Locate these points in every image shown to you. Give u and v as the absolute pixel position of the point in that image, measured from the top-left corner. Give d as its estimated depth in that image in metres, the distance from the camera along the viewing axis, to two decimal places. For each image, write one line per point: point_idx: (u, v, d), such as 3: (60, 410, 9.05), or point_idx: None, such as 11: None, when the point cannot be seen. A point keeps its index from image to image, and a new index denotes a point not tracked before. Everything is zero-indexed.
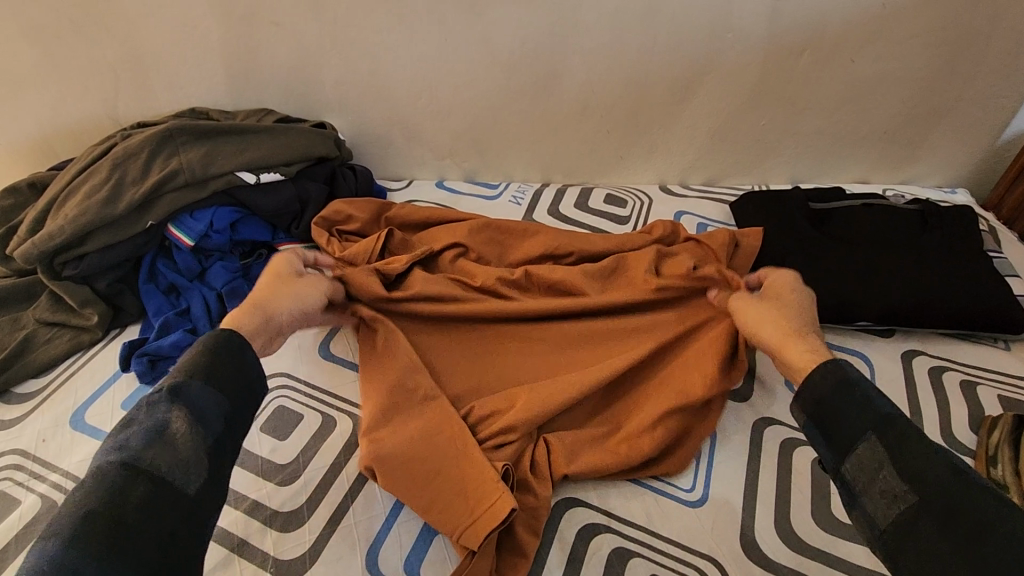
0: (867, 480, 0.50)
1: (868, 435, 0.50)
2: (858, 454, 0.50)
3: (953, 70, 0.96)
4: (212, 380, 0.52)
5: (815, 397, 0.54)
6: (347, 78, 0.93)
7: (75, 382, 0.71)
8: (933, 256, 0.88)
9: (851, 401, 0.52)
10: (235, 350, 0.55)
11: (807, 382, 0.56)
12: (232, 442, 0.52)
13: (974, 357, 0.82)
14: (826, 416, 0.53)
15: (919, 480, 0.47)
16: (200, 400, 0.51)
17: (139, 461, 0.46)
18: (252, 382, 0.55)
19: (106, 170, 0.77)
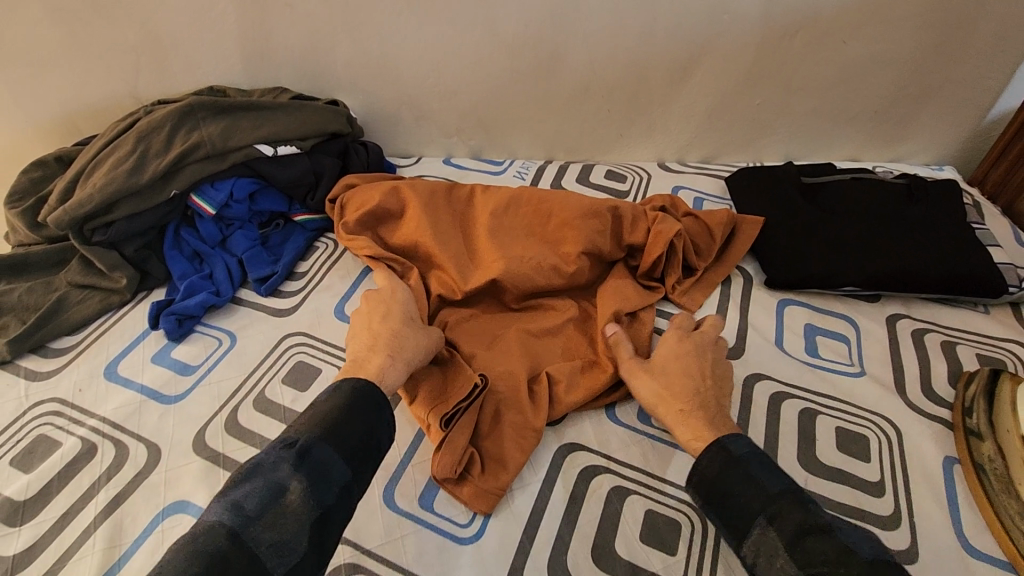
0: (766, 565, 0.52)
1: (757, 519, 0.53)
2: (754, 538, 0.53)
3: (941, 52, 1.00)
4: (335, 447, 0.54)
5: (706, 481, 0.58)
6: (358, 58, 0.97)
7: (107, 339, 0.75)
8: (918, 226, 0.92)
9: (740, 484, 0.56)
10: (366, 410, 0.58)
11: (697, 464, 0.59)
12: (343, 512, 0.52)
13: (954, 319, 0.86)
14: (716, 500, 0.57)
15: (808, 561, 0.49)
16: (322, 464, 0.52)
17: (247, 527, 0.47)
18: (372, 448, 0.56)
19: (130, 143, 0.80)
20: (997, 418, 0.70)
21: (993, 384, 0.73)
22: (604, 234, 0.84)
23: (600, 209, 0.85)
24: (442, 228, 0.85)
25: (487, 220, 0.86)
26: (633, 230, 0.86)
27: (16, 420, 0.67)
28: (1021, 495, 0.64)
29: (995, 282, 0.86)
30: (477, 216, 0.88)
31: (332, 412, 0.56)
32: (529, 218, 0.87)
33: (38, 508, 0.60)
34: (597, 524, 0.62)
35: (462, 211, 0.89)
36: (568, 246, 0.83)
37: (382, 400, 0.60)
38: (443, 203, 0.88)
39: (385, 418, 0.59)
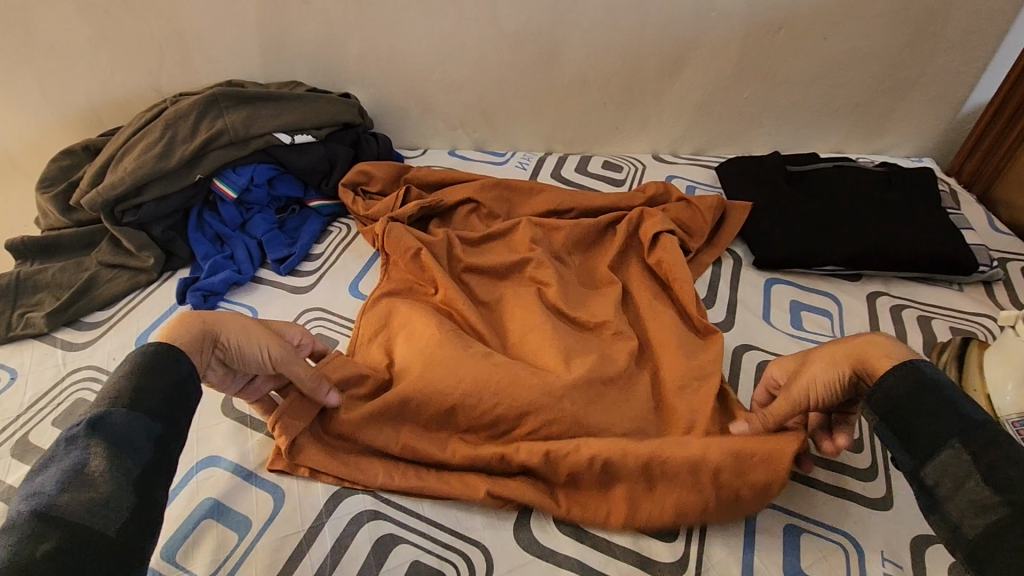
0: (951, 487, 0.49)
1: (953, 441, 0.49)
2: (941, 460, 0.50)
3: (916, 47, 1.07)
4: (133, 406, 0.51)
5: (892, 399, 0.54)
6: (370, 52, 1.03)
7: (137, 313, 0.80)
8: (897, 210, 0.98)
9: (932, 408, 0.51)
10: (164, 365, 0.54)
11: (881, 384, 0.55)
12: (167, 461, 0.51)
13: (930, 296, 0.92)
14: (902, 418, 0.53)
15: (1009, 488, 0.46)
16: (123, 425, 0.49)
17: (53, 506, 0.43)
18: (182, 399, 0.54)
19: (159, 130, 0.86)
20: (966, 382, 0.76)
21: (962, 352, 0.79)
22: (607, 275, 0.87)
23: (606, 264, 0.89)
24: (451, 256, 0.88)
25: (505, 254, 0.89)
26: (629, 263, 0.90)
27: (56, 386, 0.72)
28: None
29: (967, 261, 0.91)
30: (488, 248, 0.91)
31: (122, 377, 0.53)
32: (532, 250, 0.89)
33: None
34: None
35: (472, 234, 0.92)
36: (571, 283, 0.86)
37: (185, 355, 0.57)
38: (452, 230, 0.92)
39: (186, 369, 0.56)
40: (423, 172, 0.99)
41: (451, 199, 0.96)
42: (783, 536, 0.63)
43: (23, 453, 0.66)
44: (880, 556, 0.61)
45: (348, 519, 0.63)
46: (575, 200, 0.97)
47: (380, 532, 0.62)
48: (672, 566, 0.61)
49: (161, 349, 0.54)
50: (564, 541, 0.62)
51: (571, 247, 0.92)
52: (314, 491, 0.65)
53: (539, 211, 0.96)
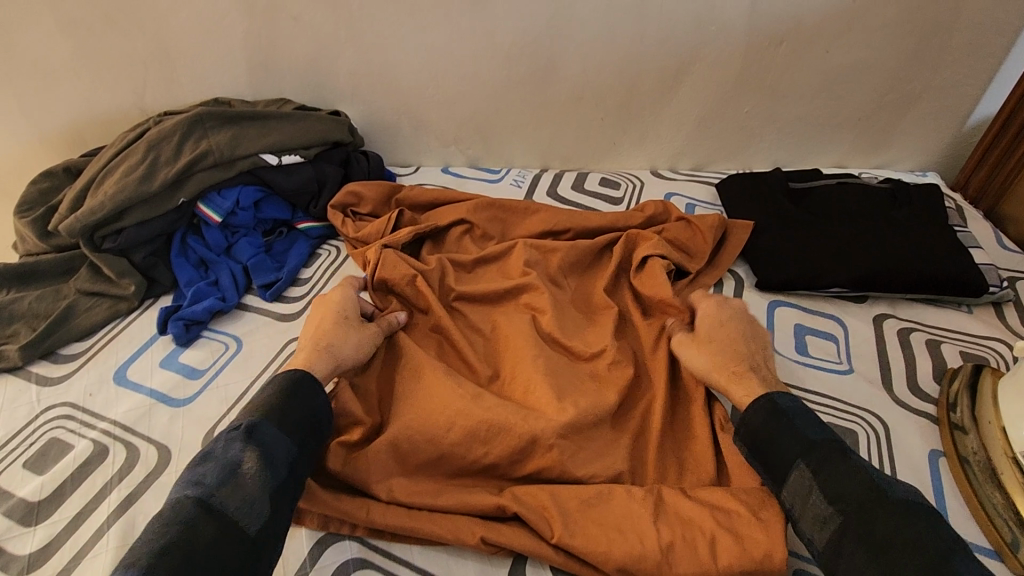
0: (802, 504, 0.57)
1: (797, 462, 0.58)
2: (791, 479, 0.58)
3: (920, 60, 1.04)
4: (280, 424, 0.59)
5: (752, 430, 0.63)
6: (360, 68, 1.00)
7: (116, 344, 0.77)
8: (903, 229, 0.95)
9: (784, 432, 0.61)
10: (303, 394, 0.63)
11: (744, 420, 0.64)
12: (298, 480, 0.58)
13: (938, 319, 0.89)
14: (764, 449, 0.61)
15: (839, 498, 0.54)
16: (269, 441, 0.57)
17: (214, 497, 0.52)
18: (315, 425, 0.62)
19: (141, 151, 0.83)
20: (980, 412, 0.73)
21: (975, 378, 0.76)
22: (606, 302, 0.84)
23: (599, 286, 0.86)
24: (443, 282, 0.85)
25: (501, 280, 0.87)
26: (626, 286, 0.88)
27: (29, 424, 0.69)
28: (1004, 484, 0.66)
29: (977, 283, 0.89)
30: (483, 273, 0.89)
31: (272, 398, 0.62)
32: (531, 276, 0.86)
33: (52, 509, 0.62)
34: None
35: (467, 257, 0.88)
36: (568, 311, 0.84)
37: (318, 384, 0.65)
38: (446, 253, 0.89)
39: (321, 402, 0.64)
40: (415, 193, 0.96)
41: (443, 221, 0.93)
42: None
43: None
44: None
45: (334, 569, 0.60)
46: (572, 220, 0.94)
47: None
48: None
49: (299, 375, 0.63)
50: None
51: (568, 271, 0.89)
52: (299, 539, 0.62)
53: (534, 232, 0.93)
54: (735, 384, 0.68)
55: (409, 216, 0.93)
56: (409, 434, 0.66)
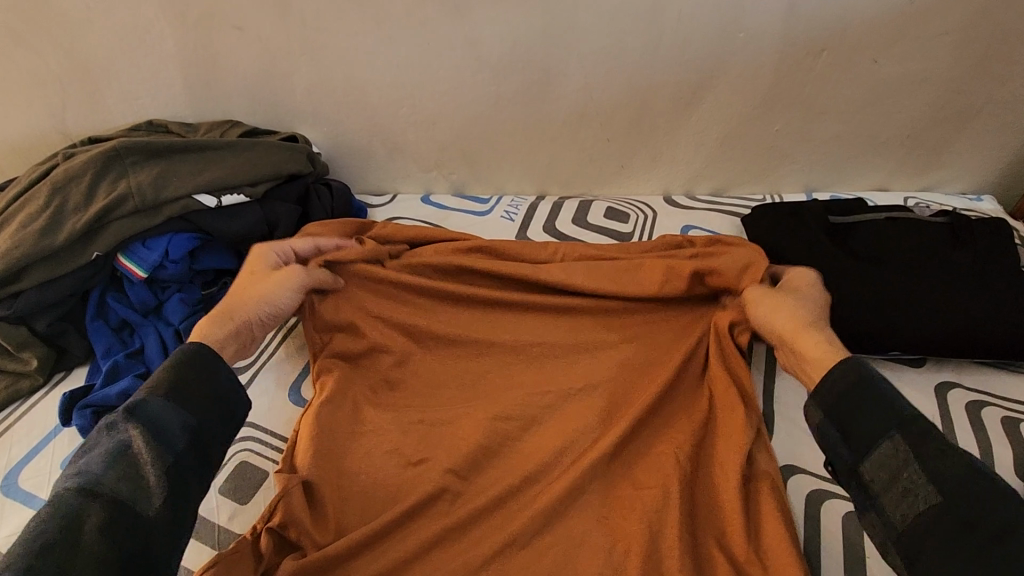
0: (888, 483, 0.45)
1: (892, 435, 0.46)
2: (880, 453, 0.46)
3: (984, 71, 0.88)
4: (173, 397, 0.49)
5: (839, 394, 0.49)
6: (320, 85, 0.84)
7: (10, 439, 0.63)
8: (969, 277, 0.79)
9: (873, 399, 0.47)
10: (200, 367, 0.52)
11: (824, 382, 0.51)
12: (202, 461, 0.48)
13: (1016, 390, 0.74)
14: (841, 413, 0.49)
15: (945, 484, 0.43)
16: (154, 418, 0.47)
17: (97, 482, 0.43)
18: (221, 400, 0.51)
19: (44, 196, 0.68)
20: None
21: None
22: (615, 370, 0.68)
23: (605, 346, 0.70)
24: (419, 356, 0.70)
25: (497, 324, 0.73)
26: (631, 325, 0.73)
27: None
28: None
29: None
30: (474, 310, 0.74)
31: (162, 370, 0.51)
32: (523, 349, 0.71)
33: None
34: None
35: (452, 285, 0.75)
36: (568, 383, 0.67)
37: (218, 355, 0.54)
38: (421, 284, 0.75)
39: (227, 376, 0.53)
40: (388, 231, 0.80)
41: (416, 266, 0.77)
42: None
43: None
44: None
45: None
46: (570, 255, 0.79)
47: None
48: None
49: (195, 347, 0.52)
50: None
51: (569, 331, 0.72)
52: None
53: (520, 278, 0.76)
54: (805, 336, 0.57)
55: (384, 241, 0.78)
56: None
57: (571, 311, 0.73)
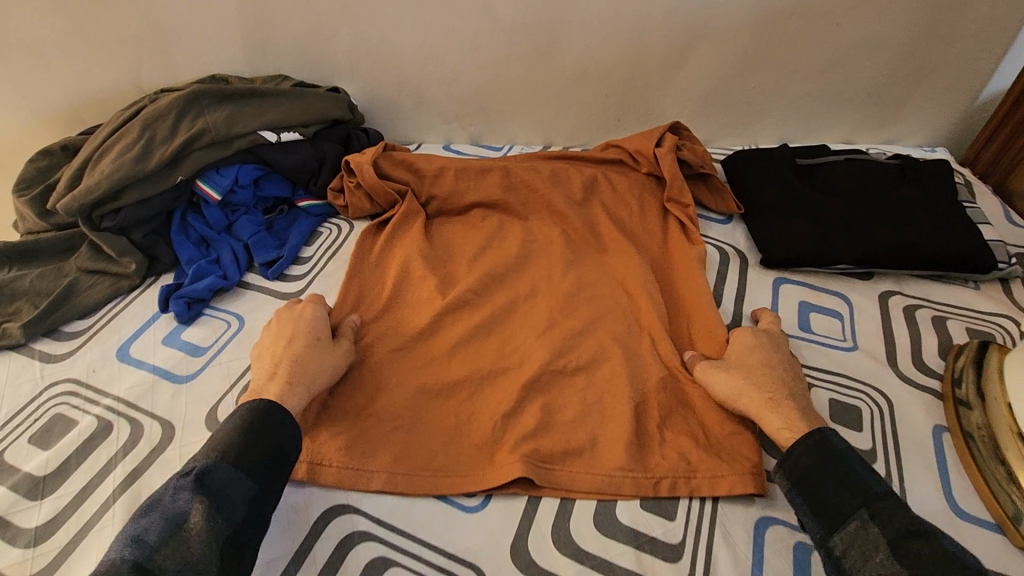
0: (860, 558, 0.53)
1: (858, 513, 0.55)
2: (849, 530, 0.54)
3: (933, 35, 1.02)
4: (239, 463, 0.55)
5: (806, 470, 0.59)
6: (359, 45, 0.98)
7: (118, 322, 0.78)
8: (911, 205, 0.93)
9: (840, 477, 0.57)
10: (268, 425, 0.59)
11: (790, 458, 0.61)
12: (253, 531, 0.53)
13: (946, 295, 0.88)
14: (811, 486, 0.58)
15: (910, 560, 0.50)
16: (224, 483, 0.53)
17: (152, 559, 0.48)
18: (281, 456, 0.58)
19: (136, 130, 0.81)
20: (985, 387, 0.72)
21: (981, 354, 0.76)
22: (593, 278, 0.86)
23: (582, 262, 0.89)
24: (438, 256, 0.87)
25: (513, 231, 0.92)
26: (602, 241, 0.92)
27: (33, 402, 0.69)
28: (1008, 461, 0.66)
29: (985, 259, 0.87)
30: (486, 216, 0.94)
31: (229, 435, 0.57)
32: (519, 256, 0.88)
33: (57, 483, 0.62)
34: (598, 491, 0.64)
35: (472, 197, 0.94)
36: (557, 287, 0.85)
37: (284, 414, 0.61)
38: (444, 203, 0.94)
39: (290, 428, 0.60)
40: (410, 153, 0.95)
41: (435, 185, 0.93)
42: (793, 556, 0.59)
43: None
44: None
45: (338, 541, 0.59)
46: (549, 185, 0.95)
47: (372, 554, 0.58)
48: None
49: (262, 408, 0.59)
50: (563, 564, 0.58)
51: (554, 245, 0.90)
52: (303, 510, 0.62)
53: (514, 200, 0.95)
54: (768, 414, 0.65)
55: (411, 154, 0.94)
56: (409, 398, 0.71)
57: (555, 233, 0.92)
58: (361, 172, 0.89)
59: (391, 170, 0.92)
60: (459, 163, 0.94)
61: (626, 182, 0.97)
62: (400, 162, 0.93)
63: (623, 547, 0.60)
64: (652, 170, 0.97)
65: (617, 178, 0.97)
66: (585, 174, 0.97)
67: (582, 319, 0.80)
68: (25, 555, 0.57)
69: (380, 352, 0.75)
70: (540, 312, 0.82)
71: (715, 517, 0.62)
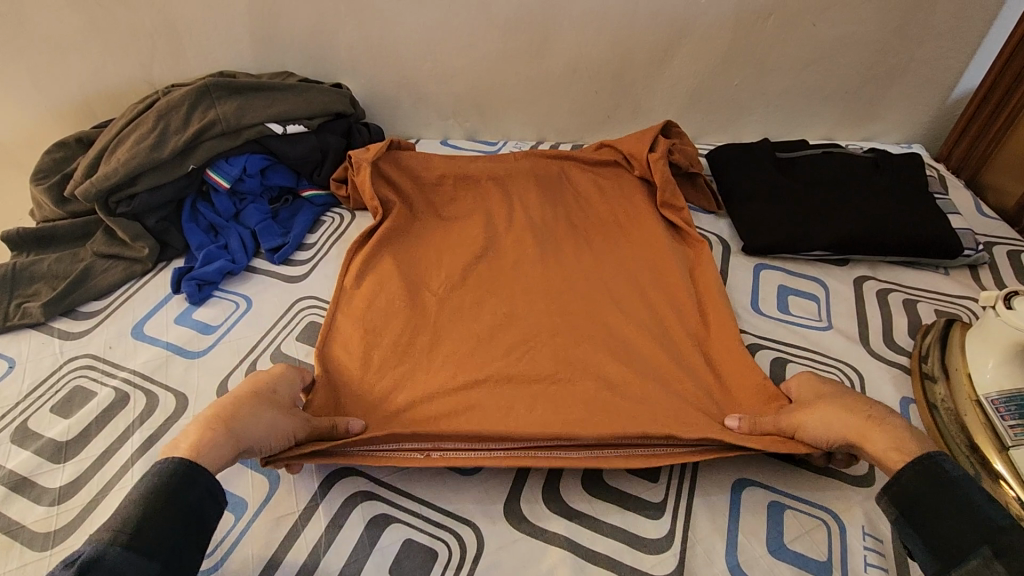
0: None
1: (982, 549, 0.51)
2: (968, 566, 0.51)
3: (905, 34, 1.07)
4: (137, 543, 0.49)
5: (917, 494, 0.55)
6: (361, 42, 1.03)
7: (133, 303, 0.82)
8: (884, 196, 0.99)
9: (955, 506, 0.53)
10: (176, 489, 0.53)
11: (897, 480, 0.57)
12: None
13: (916, 280, 0.93)
14: (920, 518, 0.55)
15: None
16: (117, 569, 0.47)
17: None
18: (189, 521, 0.53)
19: (151, 121, 0.86)
20: (949, 360, 0.77)
21: (945, 331, 0.80)
22: (586, 272, 0.88)
23: (577, 256, 0.90)
24: (435, 255, 0.90)
25: (509, 229, 0.93)
26: (595, 236, 0.94)
27: (53, 376, 0.73)
28: (967, 429, 0.71)
29: (954, 246, 0.92)
30: (482, 212, 0.95)
31: (129, 506, 0.51)
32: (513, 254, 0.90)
33: (79, 448, 0.66)
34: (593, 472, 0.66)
35: (467, 201, 0.97)
36: (553, 280, 0.86)
37: (196, 469, 0.55)
38: (443, 207, 0.97)
39: (203, 485, 0.55)
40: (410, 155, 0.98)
41: (435, 190, 0.97)
42: (767, 513, 0.63)
43: (24, 439, 0.67)
44: (861, 530, 0.62)
45: (343, 500, 0.63)
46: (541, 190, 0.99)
47: (373, 511, 0.63)
48: (660, 542, 0.61)
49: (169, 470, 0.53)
50: (553, 520, 0.62)
51: (546, 240, 0.92)
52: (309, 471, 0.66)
53: (507, 198, 0.98)
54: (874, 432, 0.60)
55: (412, 157, 0.98)
56: (410, 394, 0.72)
57: (546, 231, 0.94)
58: (361, 168, 0.93)
59: (389, 173, 0.95)
60: (458, 172, 0.98)
61: (615, 185, 1.00)
62: (400, 166, 0.97)
63: (609, 504, 0.64)
64: (644, 174, 0.98)
65: (605, 181, 1.01)
66: (578, 182, 1.01)
67: (574, 311, 0.82)
68: (50, 512, 0.61)
69: (378, 345, 0.76)
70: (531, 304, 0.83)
71: (694, 479, 0.66)
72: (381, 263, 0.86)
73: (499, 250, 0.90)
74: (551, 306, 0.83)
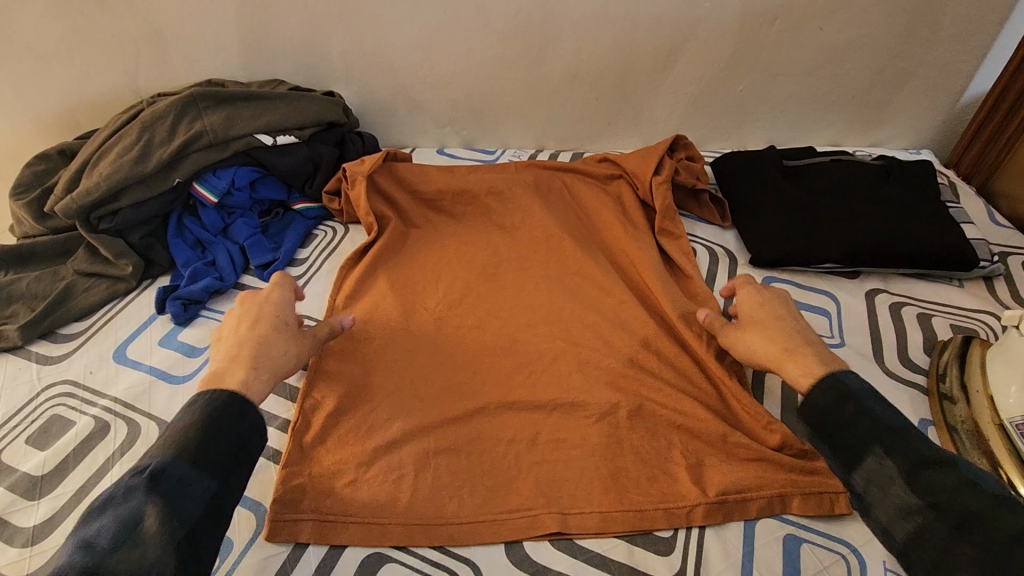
0: (879, 493, 0.55)
1: (876, 449, 0.55)
2: (868, 467, 0.55)
3: (914, 37, 1.04)
4: (197, 459, 0.52)
5: (823, 412, 0.58)
6: (354, 48, 0.99)
7: (115, 324, 0.78)
8: (895, 205, 0.95)
9: (857, 417, 0.56)
10: (227, 417, 0.55)
11: (805, 399, 0.60)
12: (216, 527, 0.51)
13: (930, 293, 0.90)
14: (828, 432, 0.58)
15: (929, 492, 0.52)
16: (181, 482, 0.50)
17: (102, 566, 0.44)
18: (240, 455, 0.55)
19: (135, 132, 0.82)
20: (968, 381, 0.74)
21: (964, 349, 0.78)
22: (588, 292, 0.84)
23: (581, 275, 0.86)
24: (432, 274, 0.86)
25: (509, 246, 0.90)
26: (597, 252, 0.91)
27: (29, 405, 0.70)
28: (990, 454, 0.68)
29: (969, 257, 0.89)
30: (480, 229, 0.92)
31: (184, 425, 0.53)
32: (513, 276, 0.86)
33: (55, 482, 0.62)
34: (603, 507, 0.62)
35: (466, 216, 0.94)
36: (555, 300, 0.83)
37: (241, 402, 0.57)
38: (441, 223, 0.93)
39: (250, 420, 0.57)
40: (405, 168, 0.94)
41: (432, 206, 0.94)
42: (782, 548, 0.60)
43: None
44: (882, 566, 0.58)
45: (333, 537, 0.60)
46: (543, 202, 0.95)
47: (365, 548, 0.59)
48: None
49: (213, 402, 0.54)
50: (557, 557, 0.59)
51: (546, 258, 0.88)
52: None
53: (507, 212, 0.94)
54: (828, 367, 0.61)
55: (408, 169, 0.94)
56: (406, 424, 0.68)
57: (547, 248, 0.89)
58: (356, 183, 0.89)
59: (383, 187, 0.92)
60: (457, 184, 0.94)
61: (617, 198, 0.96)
62: (395, 179, 0.93)
63: (616, 540, 0.60)
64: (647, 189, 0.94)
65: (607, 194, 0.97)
66: (580, 194, 0.97)
67: (578, 334, 0.78)
68: (23, 554, 0.57)
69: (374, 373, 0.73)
70: (532, 328, 0.79)
71: None
72: (377, 286, 0.83)
73: (499, 270, 0.87)
74: (552, 328, 0.79)
